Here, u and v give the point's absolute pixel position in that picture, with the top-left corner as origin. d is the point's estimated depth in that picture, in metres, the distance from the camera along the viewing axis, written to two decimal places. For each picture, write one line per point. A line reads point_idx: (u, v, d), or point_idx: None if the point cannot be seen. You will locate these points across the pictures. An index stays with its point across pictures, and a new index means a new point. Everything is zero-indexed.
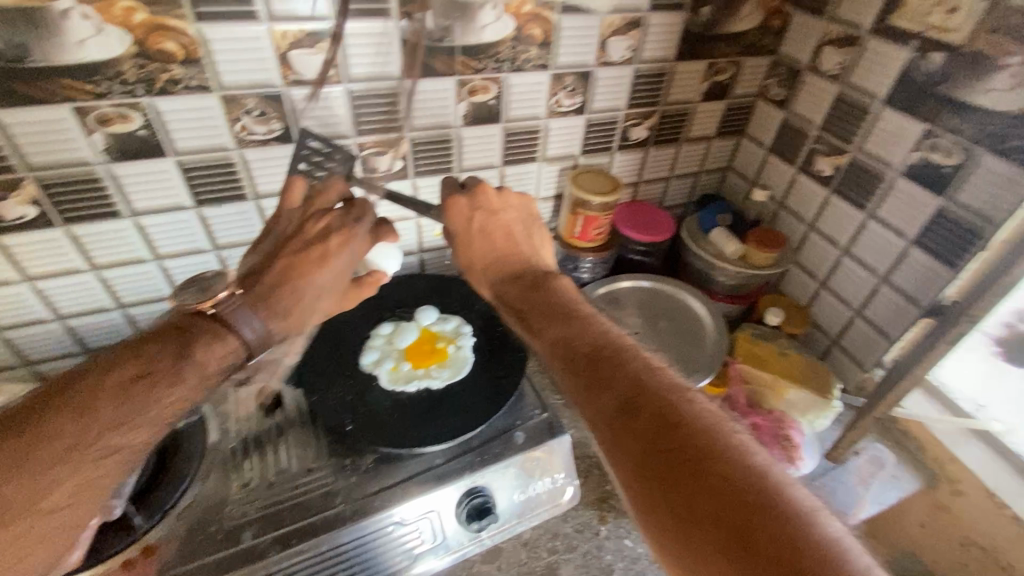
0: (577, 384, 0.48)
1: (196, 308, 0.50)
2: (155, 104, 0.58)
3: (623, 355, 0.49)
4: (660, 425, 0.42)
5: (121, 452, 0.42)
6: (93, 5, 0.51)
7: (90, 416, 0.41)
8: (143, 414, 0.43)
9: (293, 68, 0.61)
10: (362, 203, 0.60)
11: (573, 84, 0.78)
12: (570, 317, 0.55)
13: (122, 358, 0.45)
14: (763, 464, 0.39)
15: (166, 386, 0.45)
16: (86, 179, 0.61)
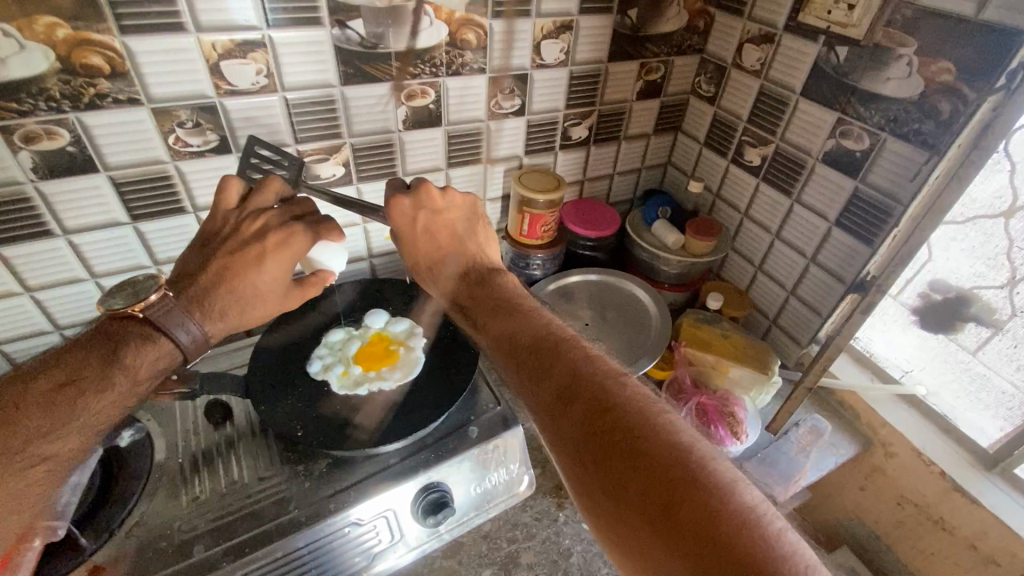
0: (519, 376, 0.49)
1: (127, 312, 0.49)
2: (83, 119, 0.57)
3: (563, 345, 0.50)
4: (594, 409, 0.43)
5: (50, 461, 0.43)
6: (10, 21, 0.50)
7: (14, 427, 0.42)
8: (71, 422, 0.44)
9: (226, 78, 0.61)
10: (304, 202, 0.61)
11: (510, 87, 0.81)
12: (514, 312, 0.56)
13: (47, 367, 0.45)
14: (689, 440, 0.40)
15: (94, 393, 0.45)
16: (13, 199, 0.59)
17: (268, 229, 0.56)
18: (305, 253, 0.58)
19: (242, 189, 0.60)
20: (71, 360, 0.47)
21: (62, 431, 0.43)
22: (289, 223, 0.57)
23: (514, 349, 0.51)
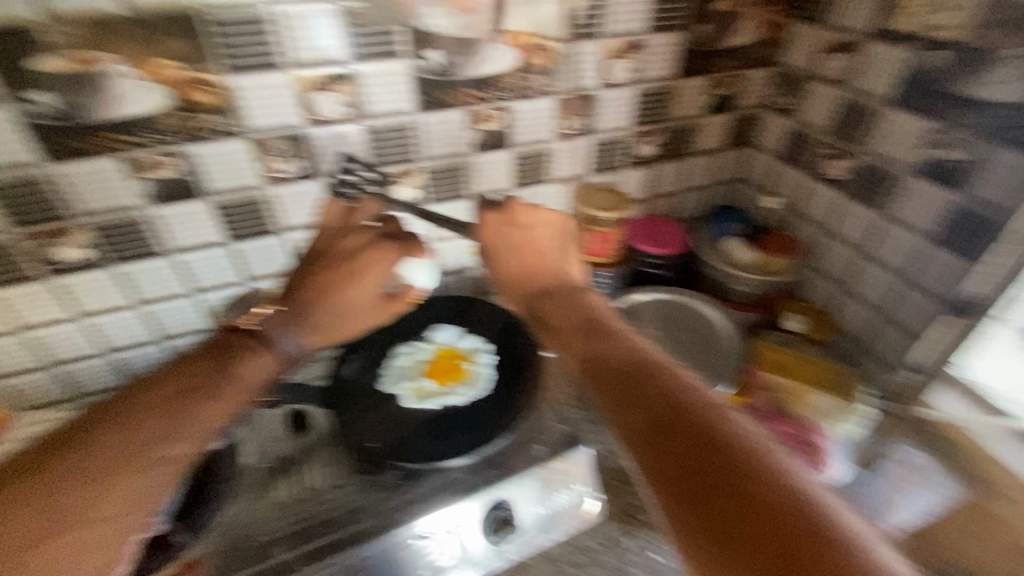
0: (609, 399, 0.48)
1: (237, 325, 0.58)
2: (192, 150, 0.64)
3: (659, 373, 0.48)
4: (694, 442, 0.41)
5: (166, 463, 0.46)
6: (137, 66, 0.57)
7: (143, 429, 0.46)
8: (187, 423, 0.48)
9: (314, 110, 0.66)
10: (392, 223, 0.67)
11: (577, 107, 0.82)
12: (605, 337, 0.55)
13: (174, 375, 0.51)
14: (806, 488, 0.37)
15: (212, 399, 0.51)
16: (131, 222, 0.66)
17: (361, 247, 0.64)
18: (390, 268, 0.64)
19: (341, 212, 0.67)
20: (192, 366, 0.53)
21: (179, 433, 0.47)
22: (379, 241, 0.64)
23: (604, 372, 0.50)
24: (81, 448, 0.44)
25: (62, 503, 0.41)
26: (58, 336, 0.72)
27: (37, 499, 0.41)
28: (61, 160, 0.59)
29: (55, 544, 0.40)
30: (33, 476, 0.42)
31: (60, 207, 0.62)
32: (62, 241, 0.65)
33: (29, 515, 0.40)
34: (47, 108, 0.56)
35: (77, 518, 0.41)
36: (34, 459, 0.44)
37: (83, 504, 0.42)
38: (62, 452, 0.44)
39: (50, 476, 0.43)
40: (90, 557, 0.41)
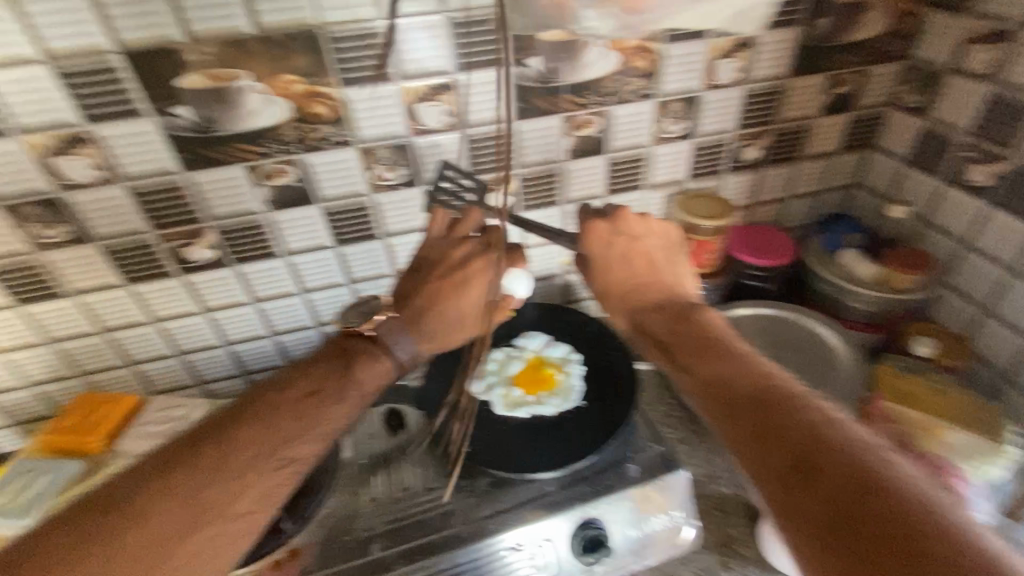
0: (740, 432, 0.46)
1: (361, 328, 0.61)
2: (308, 159, 0.68)
3: (794, 405, 0.46)
4: (850, 489, 0.39)
5: (295, 464, 0.50)
6: (264, 81, 0.61)
7: (273, 429, 0.50)
8: (314, 427, 0.52)
9: (418, 119, 0.68)
10: (496, 232, 0.65)
11: (679, 111, 0.78)
12: (725, 356, 0.53)
13: (299, 377, 0.55)
14: (988, 551, 0.35)
15: (333, 403, 0.54)
16: (253, 226, 0.72)
17: (470, 258, 0.63)
18: (496, 282, 0.63)
19: (447, 219, 0.67)
20: (316, 370, 0.56)
21: (308, 436, 0.51)
22: (486, 252, 0.64)
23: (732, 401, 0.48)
24: (222, 447, 0.48)
25: (207, 499, 0.46)
26: (188, 328, 0.79)
27: (185, 493, 0.45)
28: (197, 168, 0.65)
29: (203, 534, 0.45)
30: (181, 471, 0.46)
31: (194, 212, 0.68)
32: (194, 243, 0.71)
33: (179, 508, 0.45)
34: (187, 122, 0.62)
35: (221, 513, 0.46)
36: (180, 454, 0.47)
37: (224, 500, 0.46)
38: (205, 450, 0.48)
39: (196, 472, 0.46)
40: (229, 548, 0.46)
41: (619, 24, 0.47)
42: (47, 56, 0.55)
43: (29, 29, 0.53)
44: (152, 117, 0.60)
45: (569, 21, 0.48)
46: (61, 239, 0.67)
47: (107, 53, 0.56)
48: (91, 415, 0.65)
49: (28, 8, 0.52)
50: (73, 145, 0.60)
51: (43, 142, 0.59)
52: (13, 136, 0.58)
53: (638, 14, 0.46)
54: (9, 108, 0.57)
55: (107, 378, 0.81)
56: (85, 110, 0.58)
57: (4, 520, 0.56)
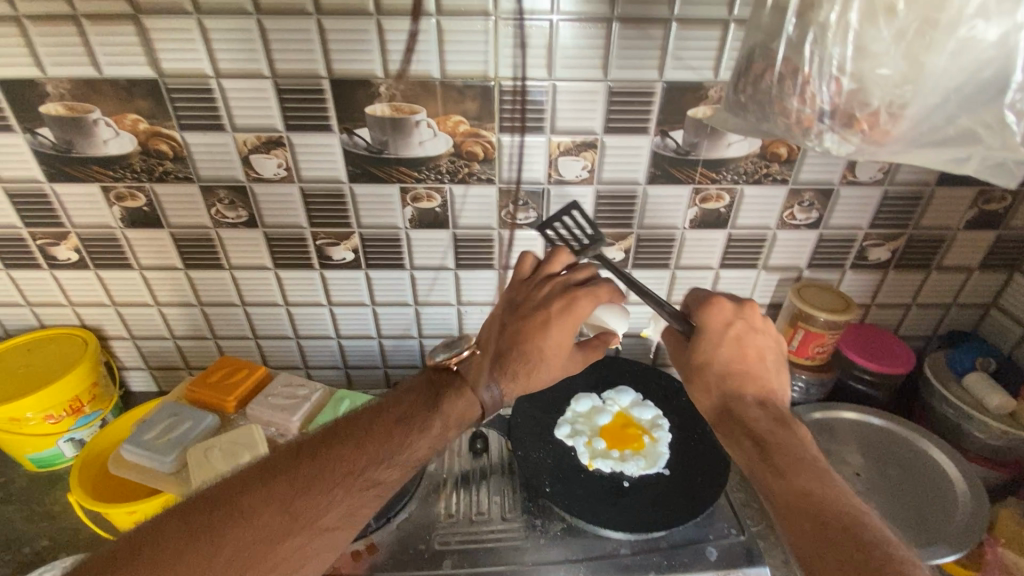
0: (829, 560, 0.47)
1: (445, 363, 0.65)
2: (453, 189, 0.76)
3: (893, 551, 0.46)
4: None
5: (378, 486, 0.54)
6: (436, 119, 0.70)
7: (363, 451, 0.55)
8: (399, 453, 0.56)
9: (558, 170, 0.74)
10: (585, 269, 0.67)
11: (811, 200, 0.78)
12: (821, 476, 0.54)
13: (390, 406, 0.60)
14: None
15: (418, 435, 0.58)
16: (392, 238, 0.80)
17: (554, 297, 0.64)
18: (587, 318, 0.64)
19: (535, 262, 0.70)
20: (407, 400, 0.61)
21: (392, 463, 0.55)
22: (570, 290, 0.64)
23: (824, 525, 0.49)
24: (318, 462, 0.53)
25: (300, 507, 0.51)
26: (310, 316, 0.88)
27: (282, 499, 0.50)
28: (363, 182, 0.75)
29: (292, 542, 0.50)
30: (281, 477, 0.52)
31: (347, 218, 0.78)
32: (339, 243, 0.80)
33: (274, 514, 0.50)
34: (364, 142, 0.71)
35: (310, 523, 0.50)
36: (280, 462, 0.53)
37: (314, 512, 0.51)
38: (302, 461, 0.53)
39: (292, 483, 0.52)
40: (309, 563, 0.50)
41: (854, 150, 0.48)
42: (274, 73, 0.66)
43: (267, 51, 0.65)
44: (338, 134, 0.70)
45: (803, 140, 0.49)
46: (237, 220, 0.77)
47: (318, 77, 0.66)
48: (228, 376, 0.72)
49: (273, 35, 0.64)
50: (270, 146, 0.71)
51: (248, 140, 0.71)
52: (229, 132, 0.70)
53: (878, 147, 0.47)
54: (234, 109, 0.69)
55: (234, 346, 0.91)
56: (288, 120, 0.69)
57: (155, 456, 0.62)
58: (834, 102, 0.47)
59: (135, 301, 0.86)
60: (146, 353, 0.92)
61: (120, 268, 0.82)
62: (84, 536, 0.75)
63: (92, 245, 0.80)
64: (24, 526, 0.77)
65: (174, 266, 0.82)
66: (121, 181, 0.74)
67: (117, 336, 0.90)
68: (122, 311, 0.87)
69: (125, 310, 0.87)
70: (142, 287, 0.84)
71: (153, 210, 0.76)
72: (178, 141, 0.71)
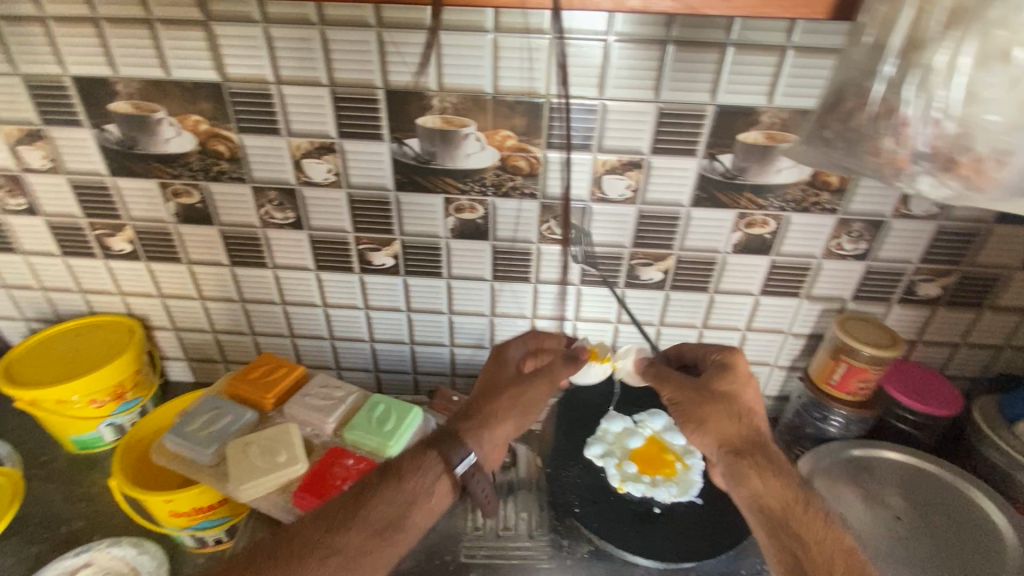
0: None
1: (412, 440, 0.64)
2: (496, 202, 0.76)
3: None
4: None
5: (340, 555, 0.53)
6: (485, 133, 0.71)
7: (319, 521, 0.55)
8: (351, 516, 0.56)
9: (602, 188, 0.74)
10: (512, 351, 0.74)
11: (859, 231, 0.76)
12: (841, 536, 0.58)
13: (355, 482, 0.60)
14: None
15: (372, 495, 0.57)
16: (431, 247, 0.81)
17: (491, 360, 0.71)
18: (520, 356, 0.70)
19: None
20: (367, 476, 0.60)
21: (345, 527, 0.55)
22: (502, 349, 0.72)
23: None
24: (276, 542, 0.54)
25: None
26: (346, 318, 0.90)
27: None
28: (409, 191, 0.76)
29: None
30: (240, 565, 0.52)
31: (390, 224, 0.79)
32: (381, 249, 0.82)
33: None
34: (413, 152, 0.73)
35: None
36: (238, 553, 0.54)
37: None
38: (261, 546, 0.54)
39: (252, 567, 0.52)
40: None
41: (951, 193, 0.48)
42: (332, 81, 0.68)
43: (328, 61, 0.67)
44: (388, 142, 0.72)
45: (893, 181, 0.50)
46: (284, 222, 0.79)
47: (374, 87, 0.68)
48: (270, 374, 0.73)
49: (334, 45, 0.65)
50: (322, 152, 0.73)
51: (302, 145, 0.73)
52: (284, 136, 0.72)
53: (979, 192, 0.47)
54: (291, 115, 0.71)
55: (270, 343, 0.93)
56: (342, 127, 0.71)
57: (195, 447, 0.64)
58: (931, 145, 0.47)
59: (181, 294, 0.89)
60: (186, 344, 0.95)
61: (170, 261, 0.85)
62: (119, 520, 0.77)
63: (146, 237, 0.83)
64: (63, 505, 0.79)
65: (221, 263, 0.84)
66: (179, 178, 0.77)
67: (160, 326, 0.93)
68: (168, 302, 0.90)
69: (171, 302, 0.90)
70: (188, 280, 0.87)
71: (206, 208, 0.79)
72: (235, 143, 0.73)
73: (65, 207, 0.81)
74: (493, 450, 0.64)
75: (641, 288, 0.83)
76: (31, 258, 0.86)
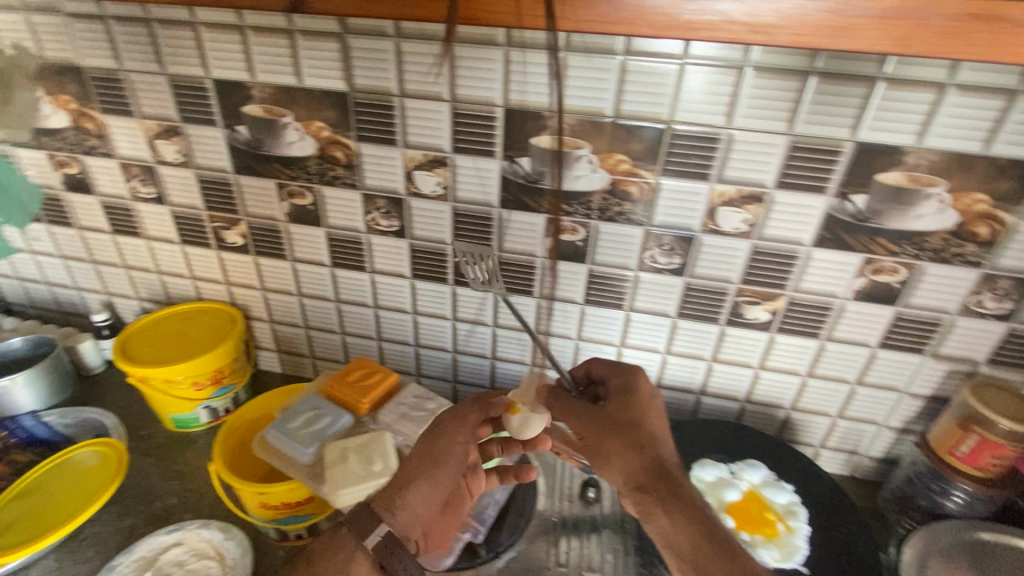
0: None
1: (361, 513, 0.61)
2: (599, 226, 0.74)
3: None
4: None
5: None
6: (599, 156, 0.69)
7: None
8: None
9: (715, 220, 0.71)
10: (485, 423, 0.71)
11: (1006, 290, 0.68)
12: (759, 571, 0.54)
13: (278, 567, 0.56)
14: None
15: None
16: (528, 265, 0.80)
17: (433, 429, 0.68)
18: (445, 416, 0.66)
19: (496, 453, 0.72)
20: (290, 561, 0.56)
21: None
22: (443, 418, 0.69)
23: None
24: None
25: None
26: (432, 327, 0.90)
27: None
28: (513, 209, 0.76)
29: None
30: None
31: (489, 239, 0.79)
32: (476, 263, 0.82)
33: None
34: (523, 170, 0.72)
35: None
36: None
37: None
38: None
39: None
40: None
41: None
42: (454, 97, 0.69)
43: (453, 77, 0.68)
44: (500, 159, 0.72)
45: None
46: (388, 229, 0.81)
47: (493, 105, 0.68)
48: (367, 377, 0.75)
49: (461, 62, 0.66)
50: (433, 165, 0.74)
51: (415, 158, 0.74)
52: (400, 147, 0.74)
53: None
54: (409, 128, 0.72)
55: (356, 344, 0.95)
56: (456, 142, 0.72)
57: (298, 445, 0.66)
58: None
59: (281, 289, 0.92)
60: (279, 337, 0.98)
61: (275, 257, 0.89)
62: (207, 502, 0.80)
63: (257, 233, 0.87)
64: (158, 480, 0.83)
65: (322, 263, 0.87)
66: (296, 180, 0.80)
67: (258, 318, 0.97)
68: (268, 296, 0.94)
69: (271, 296, 0.94)
70: (290, 277, 0.90)
71: (316, 210, 0.82)
72: (352, 150, 0.76)
73: (190, 198, 0.86)
74: (412, 520, 0.59)
75: (743, 327, 0.78)
76: (153, 243, 0.93)
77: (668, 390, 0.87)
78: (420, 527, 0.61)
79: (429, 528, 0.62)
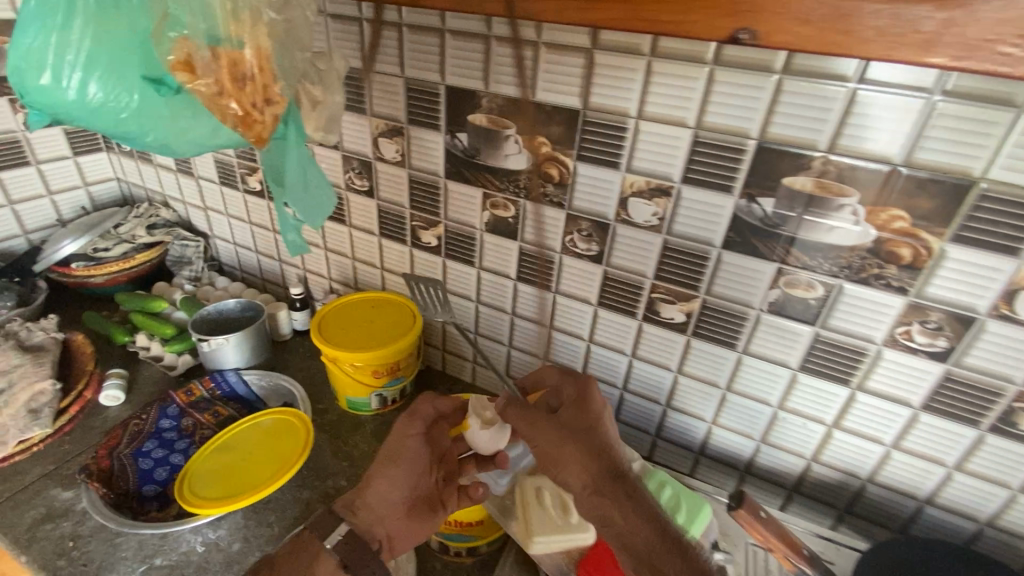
0: None
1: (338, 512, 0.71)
2: (844, 287, 0.63)
3: None
4: None
5: None
6: (868, 208, 0.58)
7: None
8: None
9: (1013, 305, 0.57)
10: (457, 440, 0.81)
11: None
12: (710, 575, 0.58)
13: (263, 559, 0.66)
14: None
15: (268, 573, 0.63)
16: (739, 317, 0.71)
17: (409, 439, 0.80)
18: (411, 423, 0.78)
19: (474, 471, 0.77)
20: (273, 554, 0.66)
21: None
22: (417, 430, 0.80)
23: None
24: None
25: None
26: (607, 360, 0.85)
27: None
28: (737, 252, 0.67)
29: None
30: None
31: (699, 281, 0.72)
32: (676, 303, 0.75)
33: None
34: (762, 212, 0.64)
35: None
36: None
37: None
38: None
39: None
40: None
41: None
42: (699, 124, 0.63)
43: (704, 102, 0.61)
44: (737, 197, 0.64)
45: None
46: (585, 253, 0.77)
47: (746, 137, 0.61)
48: None
49: (717, 88, 0.60)
50: (655, 194, 0.69)
51: (636, 183, 0.69)
52: (621, 171, 0.70)
53: None
54: (638, 152, 0.67)
55: (522, 360, 0.93)
56: (689, 173, 0.66)
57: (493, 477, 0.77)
58: None
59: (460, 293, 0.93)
60: (448, 338, 1.00)
61: (463, 263, 0.89)
62: None
63: (452, 238, 0.88)
64: (330, 458, 0.87)
65: (507, 276, 0.86)
66: (503, 192, 0.79)
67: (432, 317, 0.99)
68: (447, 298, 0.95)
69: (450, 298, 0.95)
70: (472, 283, 0.91)
71: (516, 223, 0.81)
72: (569, 168, 0.73)
73: (397, 195, 0.90)
74: (373, 521, 0.69)
75: (1014, 440, 0.63)
76: (354, 231, 0.98)
77: (881, 488, 0.73)
78: (385, 528, 0.69)
79: (393, 529, 0.70)
